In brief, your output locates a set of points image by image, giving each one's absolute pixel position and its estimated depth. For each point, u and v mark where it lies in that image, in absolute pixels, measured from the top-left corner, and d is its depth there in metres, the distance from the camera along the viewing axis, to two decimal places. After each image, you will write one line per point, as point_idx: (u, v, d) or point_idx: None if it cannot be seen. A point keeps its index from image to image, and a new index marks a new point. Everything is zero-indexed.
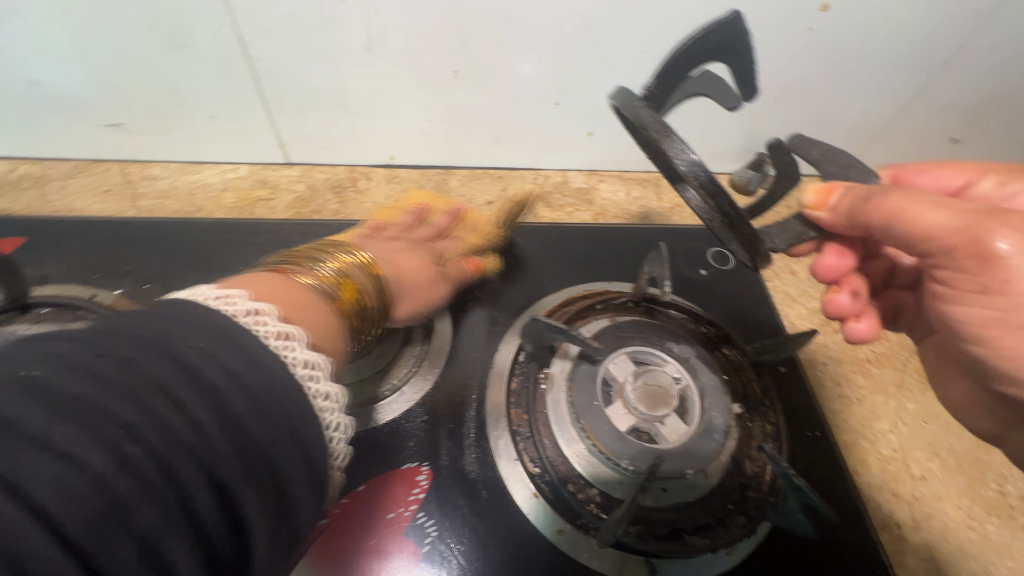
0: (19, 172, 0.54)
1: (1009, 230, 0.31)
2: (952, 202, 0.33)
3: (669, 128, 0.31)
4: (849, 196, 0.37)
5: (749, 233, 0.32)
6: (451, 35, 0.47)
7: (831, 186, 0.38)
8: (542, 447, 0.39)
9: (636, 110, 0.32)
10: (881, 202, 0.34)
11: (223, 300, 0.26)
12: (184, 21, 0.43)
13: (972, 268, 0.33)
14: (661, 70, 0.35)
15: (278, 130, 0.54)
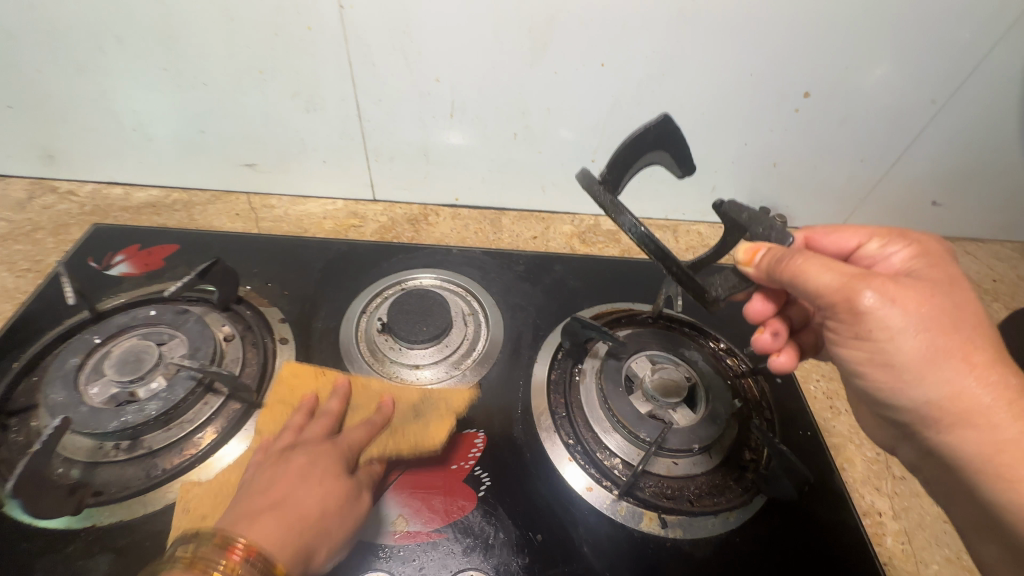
0: (171, 198, 0.69)
1: (874, 289, 0.38)
2: (836, 263, 0.40)
3: (620, 204, 0.42)
4: (769, 255, 0.42)
5: (694, 285, 0.39)
6: (514, 107, 0.61)
7: (756, 245, 0.43)
8: (576, 423, 0.49)
9: (595, 190, 0.43)
10: (790, 263, 0.41)
11: None
12: (321, 92, 0.59)
13: (847, 319, 0.40)
14: (611, 160, 0.44)
15: (372, 174, 0.69)
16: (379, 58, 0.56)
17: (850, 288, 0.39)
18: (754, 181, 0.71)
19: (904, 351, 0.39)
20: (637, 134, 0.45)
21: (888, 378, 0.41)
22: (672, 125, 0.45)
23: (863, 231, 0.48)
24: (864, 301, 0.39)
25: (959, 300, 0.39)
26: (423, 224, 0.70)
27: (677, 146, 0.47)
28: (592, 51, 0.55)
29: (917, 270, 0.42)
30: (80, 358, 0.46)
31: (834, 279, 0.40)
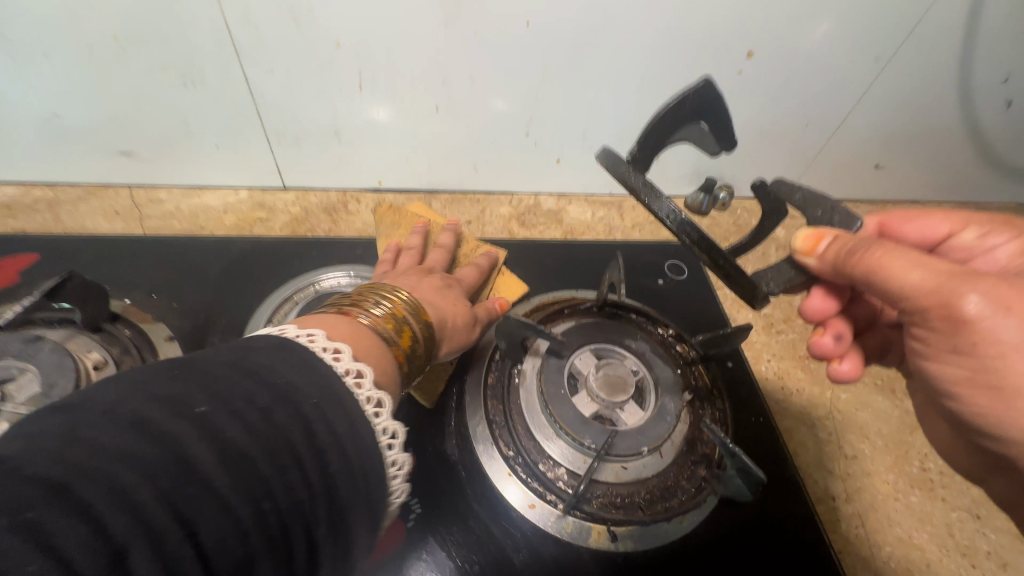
0: (33, 196, 0.58)
1: (977, 292, 0.36)
2: (931, 260, 0.38)
3: (653, 188, 0.39)
4: (836, 246, 0.39)
5: (745, 282, 0.38)
6: (433, 76, 0.54)
7: (819, 232, 0.40)
8: (516, 432, 0.44)
9: (625, 173, 0.41)
10: (866, 255, 0.39)
11: (333, 355, 0.31)
12: (198, 62, 0.50)
13: (944, 329, 0.38)
14: (643, 132, 0.41)
15: (277, 158, 0.60)
16: (263, 19, 0.47)
17: (952, 292, 0.36)
18: (699, 151, 0.67)
19: (996, 351, 0.36)
20: (677, 101, 0.41)
21: (991, 397, 0.38)
22: (715, 91, 0.41)
23: (955, 219, 0.50)
24: (965, 304, 0.36)
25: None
26: (342, 213, 0.62)
27: (718, 118, 0.42)
28: (515, 7, 0.48)
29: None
30: None
31: (930, 278, 0.37)
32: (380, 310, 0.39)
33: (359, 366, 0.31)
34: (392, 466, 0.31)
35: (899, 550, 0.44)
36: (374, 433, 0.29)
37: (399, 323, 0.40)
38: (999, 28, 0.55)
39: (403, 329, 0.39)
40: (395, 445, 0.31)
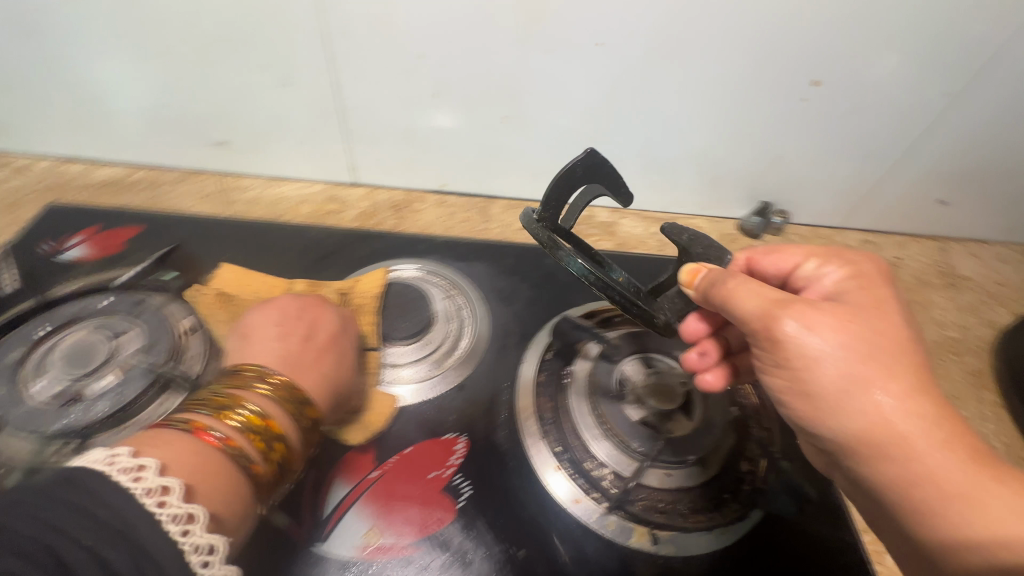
0: (137, 176, 0.64)
1: (794, 319, 0.36)
2: (765, 289, 0.38)
3: (552, 243, 0.45)
4: (710, 277, 0.40)
5: (645, 315, 0.44)
6: (504, 89, 0.57)
7: (697, 266, 0.42)
8: (564, 429, 0.45)
9: (533, 229, 0.46)
10: (722, 287, 0.39)
11: (124, 469, 0.29)
12: (295, 65, 0.54)
13: (765, 347, 0.38)
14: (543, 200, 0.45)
15: (353, 156, 0.64)
16: (355, 30, 0.51)
17: (774, 325, 0.36)
18: (756, 175, 0.67)
19: (822, 376, 0.35)
20: (566, 170, 0.44)
21: (803, 404, 0.37)
22: (599, 160, 0.44)
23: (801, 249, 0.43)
24: (783, 326, 0.36)
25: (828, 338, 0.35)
26: (408, 211, 0.66)
27: (606, 178, 0.45)
28: (588, 28, 0.51)
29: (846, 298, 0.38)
30: (22, 350, 0.42)
31: (761, 307, 0.37)
32: (242, 415, 0.36)
33: (178, 511, 0.29)
34: (192, 551, 0.28)
35: None
36: (167, 535, 0.28)
37: (266, 416, 0.37)
38: None
39: (271, 447, 0.36)
40: (197, 529, 0.29)
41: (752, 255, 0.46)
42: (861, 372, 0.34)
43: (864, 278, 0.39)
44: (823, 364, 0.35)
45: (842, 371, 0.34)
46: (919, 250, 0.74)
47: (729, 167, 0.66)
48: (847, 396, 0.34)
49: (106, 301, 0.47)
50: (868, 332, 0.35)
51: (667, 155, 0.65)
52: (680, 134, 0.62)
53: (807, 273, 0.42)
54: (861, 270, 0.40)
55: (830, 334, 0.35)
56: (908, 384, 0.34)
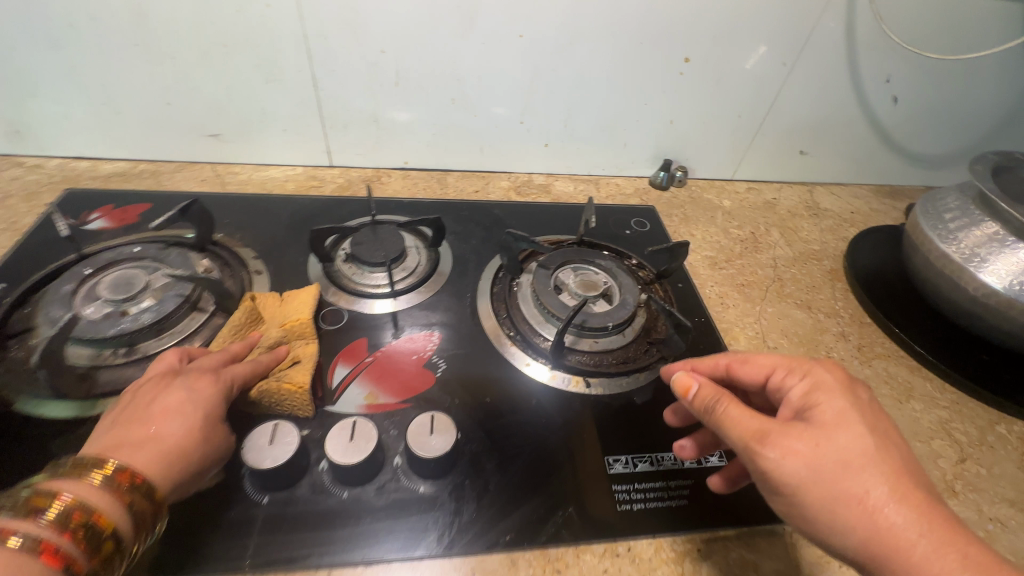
0: (139, 168, 0.75)
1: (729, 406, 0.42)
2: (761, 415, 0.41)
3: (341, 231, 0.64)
4: (701, 396, 0.44)
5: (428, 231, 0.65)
6: (451, 75, 0.72)
7: (688, 377, 0.45)
8: (515, 318, 0.59)
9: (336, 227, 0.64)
10: (719, 411, 0.42)
11: None
12: (282, 65, 0.68)
13: (803, 447, 0.39)
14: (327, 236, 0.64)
15: (329, 141, 0.77)
16: (331, 33, 0.65)
17: (756, 447, 0.40)
18: (656, 138, 0.85)
19: (789, 476, 0.38)
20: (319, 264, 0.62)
21: (797, 518, 0.39)
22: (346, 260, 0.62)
23: (773, 359, 0.48)
24: (771, 445, 0.39)
25: (841, 437, 0.39)
26: (378, 183, 0.79)
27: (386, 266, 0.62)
28: (512, 24, 0.67)
29: (817, 410, 0.42)
30: (74, 285, 0.52)
31: (742, 434, 0.40)
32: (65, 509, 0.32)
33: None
34: None
35: None
36: None
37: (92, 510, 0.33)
38: (873, 40, 0.75)
39: None
40: None
41: (735, 360, 0.51)
42: (853, 488, 0.37)
43: (821, 389, 0.43)
44: (813, 487, 0.38)
45: (862, 475, 0.37)
46: (792, 192, 0.93)
47: (635, 131, 0.83)
48: (837, 512, 0.37)
49: (138, 249, 0.57)
50: (854, 446, 0.39)
51: (585, 125, 0.81)
52: (594, 106, 0.79)
53: (784, 384, 0.46)
54: (820, 381, 0.44)
55: (790, 457, 0.38)
56: (895, 491, 0.37)
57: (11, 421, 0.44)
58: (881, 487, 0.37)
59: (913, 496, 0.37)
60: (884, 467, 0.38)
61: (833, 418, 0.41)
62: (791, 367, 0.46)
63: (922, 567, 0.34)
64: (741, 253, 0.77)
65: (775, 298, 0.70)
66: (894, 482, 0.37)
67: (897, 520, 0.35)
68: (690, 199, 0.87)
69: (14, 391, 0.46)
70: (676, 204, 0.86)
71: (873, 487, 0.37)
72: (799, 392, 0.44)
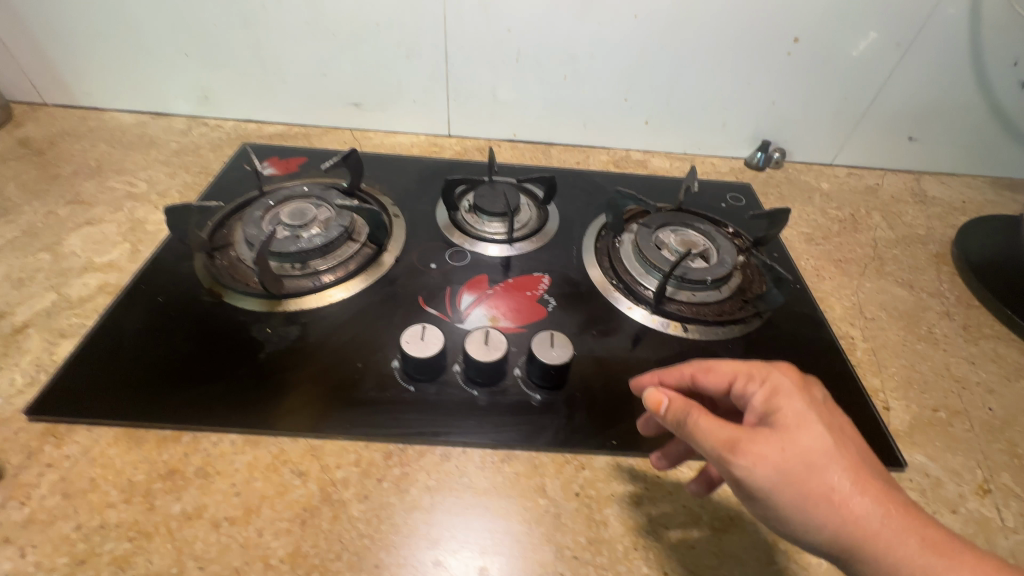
0: (294, 131, 0.88)
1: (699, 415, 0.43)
2: (728, 424, 0.42)
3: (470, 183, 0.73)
4: (673, 410, 0.44)
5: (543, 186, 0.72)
6: (567, 53, 0.79)
7: (661, 395, 0.44)
8: (617, 270, 0.65)
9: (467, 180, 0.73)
10: (691, 423, 0.43)
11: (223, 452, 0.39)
12: (421, 42, 0.78)
13: (772, 452, 0.41)
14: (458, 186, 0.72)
15: (450, 112, 0.87)
16: (467, 13, 0.75)
17: (729, 457, 0.41)
18: (756, 118, 0.87)
19: (760, 480, 0.40)
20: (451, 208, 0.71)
21: (767, 516, 0.42)
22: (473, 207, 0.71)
23: (732, 365, 0.48)
24: (741, 454, 0.41)
25: (802, 437, 0.41)
26: (490, 153, 0.88)
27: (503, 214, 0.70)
28: (629, 4, 0.73)
29: (778, 415, 0.43)
30: (262, 212, 0.64)
31: (714, 444, 0.42)
32: None
33: None
34: None
35: (901, 370, 0.59)
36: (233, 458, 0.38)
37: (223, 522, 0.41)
38: (999, 20, 0.73)
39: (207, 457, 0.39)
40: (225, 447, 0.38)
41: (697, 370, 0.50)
42: (820, 486, 0.39)
43: (780, 393, 0.45)
44: (786, 489, 0.40)
45: (828, 473, 0.40)
46: (897, 179, 0.91)
47: (735, 111, 0.86)
48: (810, 510, 0.39)
49: (305, 189, 0.68)
50: (815, 443, 0.41)
51: (687, 104, 0.85)
52: (697, 86, 0.83)
53: (745, 391, 0.47)
54: (777, 385, 0.45)
55: (765, 466, 0.40)
56: (858, 484, 0.40)
57: (222, 309, 0.56)
58: (849, 481, 0.40)
59: (873, 483, 0.40)
60: (843, 460, 0.41)
61: (795, 418, 0.43)
62: (750, 372, 0.47)
63: (898, 557, 0.37)
64: (840, 232, 0.78)
65: (876, 275, 0.71)
66: (855, 473, 0.40)
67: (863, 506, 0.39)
68: (787, 181, 0.88)
69: (223, 288, 0.58)
70: (773, 185, 0.88)
71: (835, 477, 0.40)
72: (761, 397, 0.45)
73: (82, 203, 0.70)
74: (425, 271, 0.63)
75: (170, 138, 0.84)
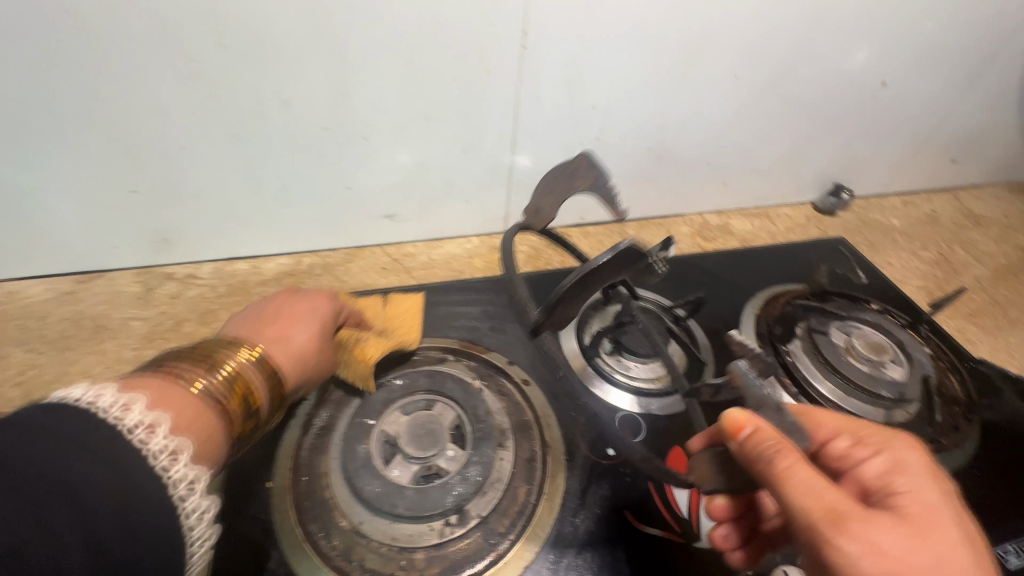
0: (305, 263, 0.64)
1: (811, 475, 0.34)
2: (818, 482, 0.34)
3: (588, 320, 0.58)
4: (760, 439, 0.36)
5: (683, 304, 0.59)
6: (653, 124, 0.65)
7: (743, 417, 0.37)
8: (815, 397, 0.53)
9: (583, 318, 0.59)
10: (779, 466, 0.34)
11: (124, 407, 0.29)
12: (482, 132, 0.59)
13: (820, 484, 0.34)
14: (577, 326, 0.58)
15: (509, 207, 0.69)
16: (545, 94, 0.57)
17: (829, 526, 0.32)
18: (830, 163, 0.80)
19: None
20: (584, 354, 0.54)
21: None
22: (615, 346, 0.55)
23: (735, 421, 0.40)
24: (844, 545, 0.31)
25: (789, 506, 0.34)
26: (564, 246, 0.72)
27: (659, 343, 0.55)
28: (731, 63, 0.61)
29: (830, 513, 0.33)
30: (367, 444, 0.43)
31: (813, 507, 0.33)
32: None
33: None
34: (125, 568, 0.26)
35: None
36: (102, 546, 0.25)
37: (209, 399, 0.35)
38: None
39: None
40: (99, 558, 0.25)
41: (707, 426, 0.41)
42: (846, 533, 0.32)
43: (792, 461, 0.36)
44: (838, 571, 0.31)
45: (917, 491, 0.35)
46: (945, 202, 0.90)
47: (810, 161, 0.79)
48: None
49: (404, 380, 0.48)
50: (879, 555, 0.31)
51: (766, 159, 0.76)
52: (781, 141, 0.74)
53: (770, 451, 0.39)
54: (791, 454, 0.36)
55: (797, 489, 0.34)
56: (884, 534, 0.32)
57: None
58: (868, 537, 0.32)
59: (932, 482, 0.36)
60: (854, 521, 0.32)
61: (804, 485, 0.34)
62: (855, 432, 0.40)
63: None
64: (945, 281, 0.74)
65: (1004, 334, 0.67)
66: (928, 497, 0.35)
67: (893, 549, 0.31)
68: (860, 223, 0.84)
69: None
70: (852, 229, 0.82)
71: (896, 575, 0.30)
72: (883, 465, 0.37)
73: None
74: (606, 463, 0.47)
75: (125, 314, 0.56)
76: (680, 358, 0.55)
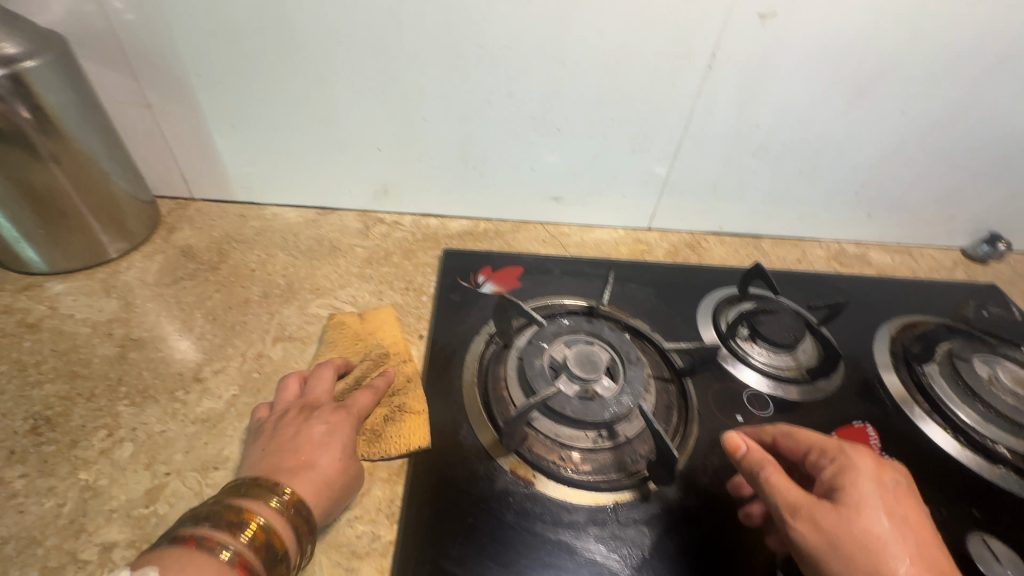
0: (482, 228, 0.78)
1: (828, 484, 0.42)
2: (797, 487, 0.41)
3: (724, 310, 0.65)
4: (749, 457, 0.44)
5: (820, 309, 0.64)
6: (810, 148, 0.71)
7: (738, 438, 0.45)
8: (950, 414, 0.55)
9: (720, 308, 0.66)
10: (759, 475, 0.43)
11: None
12: (654, 136, 0.69)
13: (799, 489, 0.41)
14: (714, 313, 0.65)
15: (658, 207, 0.78)
16: (718, 109, 0.66)
17: (788, 518, 0.40)
18: (988, 211, 0.80)
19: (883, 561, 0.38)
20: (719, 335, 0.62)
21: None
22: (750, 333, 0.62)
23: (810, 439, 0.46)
24: (875, 536, 0.39)
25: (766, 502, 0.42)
26: (701, 249, 0.79)
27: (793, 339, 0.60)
28: (900, 99, 0.65)
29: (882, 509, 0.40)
30: (541, 359, 0.53)
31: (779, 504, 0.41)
32: None
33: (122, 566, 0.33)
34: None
35: None
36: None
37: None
38: None
39: None
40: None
41: (776, 433, 0.48)
42: (859, 532, 0.39)
43: (850, 471, 0.42)
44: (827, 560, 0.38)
45: (880, 493, 0.41)
46: None
47: (967, 206, 0.79)
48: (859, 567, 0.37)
49: (568, 321, 0.59)
50: (872, 531, 0.39)
51: (918, 198, 0.78)
52: (937, 181, 0.76)
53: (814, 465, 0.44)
54: (847, 465, 0.43)
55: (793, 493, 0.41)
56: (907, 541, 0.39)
57: (541, 504, 0.45)
58: (892, 533, 0.39)
59: (894, 497, 0.41)
60: (872, 524, 0.39)
61: (783, 478, 0.42)
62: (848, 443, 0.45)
63: None
64: None
65: None
66: (883, 502, 0.40)
67: (845, 542, 0.38)
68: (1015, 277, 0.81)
69: (529, 470, 0.47)
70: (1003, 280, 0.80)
71: (891, 543, 0.38)
72: (834, 469, 0.43)
73: (293, 340, 0.58)
74: (735, 425, 0.53)
75: (352, 241, 0.73)
76: (811, 356, 0.60)
